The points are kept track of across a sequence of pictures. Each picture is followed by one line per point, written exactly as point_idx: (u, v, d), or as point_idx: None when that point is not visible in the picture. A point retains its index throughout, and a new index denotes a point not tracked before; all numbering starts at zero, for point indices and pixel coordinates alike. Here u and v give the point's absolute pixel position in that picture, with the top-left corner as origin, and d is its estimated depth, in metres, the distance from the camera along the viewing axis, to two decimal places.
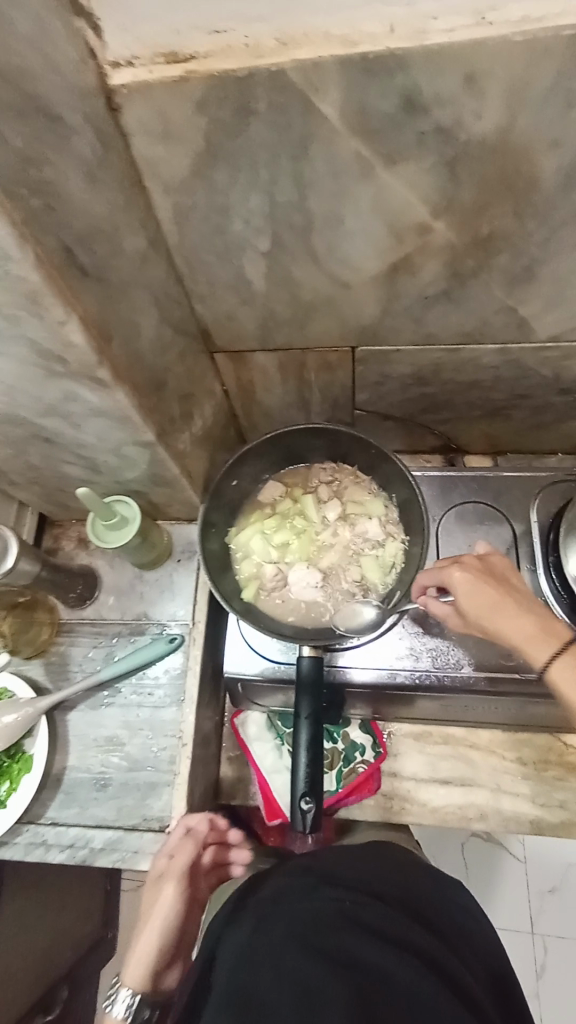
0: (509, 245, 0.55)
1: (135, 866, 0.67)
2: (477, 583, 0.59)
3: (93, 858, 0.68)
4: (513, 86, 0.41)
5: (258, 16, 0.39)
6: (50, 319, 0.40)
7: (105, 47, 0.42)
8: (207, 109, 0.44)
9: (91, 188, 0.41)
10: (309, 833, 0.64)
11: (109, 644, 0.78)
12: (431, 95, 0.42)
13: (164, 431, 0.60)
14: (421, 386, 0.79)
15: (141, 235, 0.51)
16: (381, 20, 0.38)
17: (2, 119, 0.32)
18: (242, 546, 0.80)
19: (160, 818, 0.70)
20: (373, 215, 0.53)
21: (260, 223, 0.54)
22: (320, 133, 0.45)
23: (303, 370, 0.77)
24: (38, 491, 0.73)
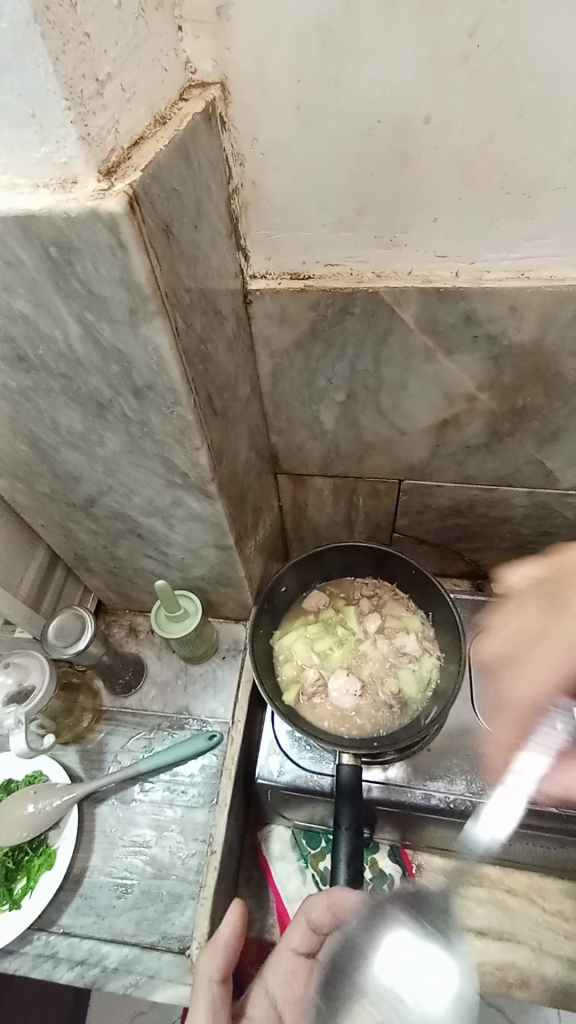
0: (538, 416, 0.69)
1: (148, 995, 0.65)
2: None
3: (105, 981, 0.65)
4: (541, 317, 0.58)
5: (364, 258, 0.57)
6: (188, 446, 0.50)
7: (249, 266, 0.59)
8: (317, 308, 0.60)
9: (228, 355, 0.56)
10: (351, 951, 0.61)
11: (147, 736, 0.79)
12: (483, 314, 0.58)
13: (240, 537, 0.68)
14: (455, 516, 0.90)
15: (248, 384, 0.65)
16: (450, 267, 0.56)
17: (194, 315, 0.46)
18: (285, 650, 0.84)
19: (181, 938, 0.67)
20: (431, 386, 0.67)
21: (340, 383, 0.69)
22: (400, 329, 0.61)
23: (353, 495, 0.89)
24: (107, 579, 0.80)
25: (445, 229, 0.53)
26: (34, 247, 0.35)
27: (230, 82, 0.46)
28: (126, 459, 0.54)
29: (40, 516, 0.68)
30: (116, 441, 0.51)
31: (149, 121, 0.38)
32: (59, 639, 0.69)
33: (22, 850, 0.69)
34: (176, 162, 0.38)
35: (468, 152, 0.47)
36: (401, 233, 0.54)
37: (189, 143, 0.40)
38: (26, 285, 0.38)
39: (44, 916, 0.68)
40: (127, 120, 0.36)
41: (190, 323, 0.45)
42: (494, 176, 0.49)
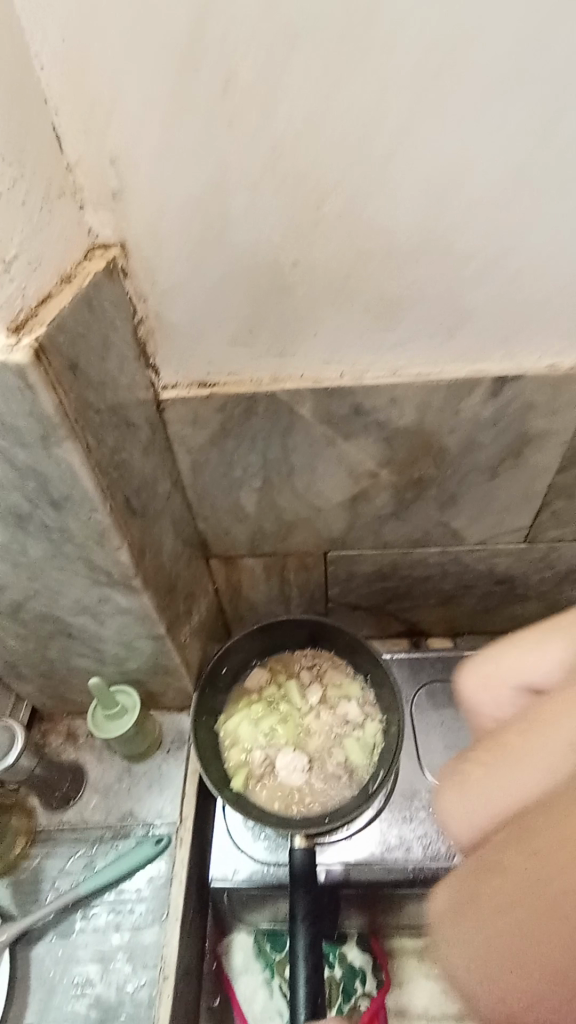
0: (434, 483, 0.78)
1: None
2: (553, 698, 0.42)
3: None
4: (417, 403, 0.67)
5: (261, 366, 0.65)
6: (109, 548, 0.54)
7: (160, 378, 0.66)
8: (225, 409, 0.68)
9: (144, 457, 0.61)
10: None
11: (89, 853, 0.75)
12: (369, 404, 0.67)
13: (172, 626, 0.70)
14: (381, 579, 0.96)
15: (168, 479, 0.70)
16: (335, 370, 0.65)
17: (105, 431, 0.51)
18: (230, 734, 0.84)
19: None
20: (337, 466, 0.75)
21: (255, 470, 0.75)
22: (300, 423, 0.69)
23: (284, 569, 0.93)
24: (40, 684, 0.78)
25: (325, 341, 0.63)
26: None
27: (128, 240, 0.54)
28: (50, 565, 0.56)
29: None
30: (38, 550, 0.54)
31: (54, 280, 0.45)
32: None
33: None
34: (80, 312, 0.45)
35: (333, 283, 0.57)
36: (289, 346, 0.63)
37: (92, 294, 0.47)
38: None
39: None
40: (32, 284, 0.42)
41: (101, 437, 0.50)
42: (357, 300, 0.59)
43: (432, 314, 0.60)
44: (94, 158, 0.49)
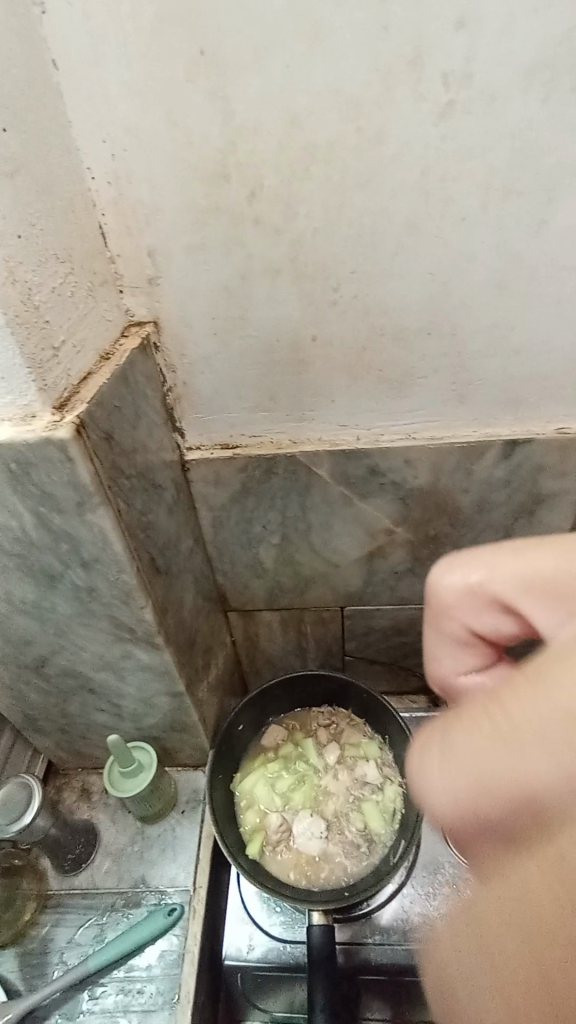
0: (450, 541, 0.79)
1: None
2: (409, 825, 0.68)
3: None
4: (430, 466, 0.70)
5: (281, 430, 0.69)
6: (135, 607, 0.55)
7: (185, 441, 0.70)
8: (246, 470, 0.71)
9: (169, 517, 0.63)
10: None
11: (99, 922, 0.72)
12: (384, 466, 0.70)
13: (191, 682, 0.70)
14: (399, 634, 0.96)
15: (190, 536, 0.73)
16: (351, 433, 0.69)
17: (135, 495, 0.54)
18: (246, 795, 0.82)
19: None
20: (353, 524, 0.77)
21: (274, 527, 0.78)
22: (318, 482, 0.72)
23: (301, 623, 0.94)
24: (58, 739, 0.78)
25: (342, 406, 0.67)
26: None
27: (161, 320, 0.59)
28: (77, 622, 0.57)
29: None
30: (66, 608, 0.56)
31: (95, 360, 0.49)
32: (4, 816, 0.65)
33: None
34: (116, 387, 0.49)
35: (348, 356, 0.62)
36: (308, 411, 0.67)
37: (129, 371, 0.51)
38: None
39: None
40: (76, 365, 0.46)
41: (131, 502, 0.53)
42: (372, 370, 0.63)
43: (443, 382, 0.64)
44: (133, 252, 0.55)
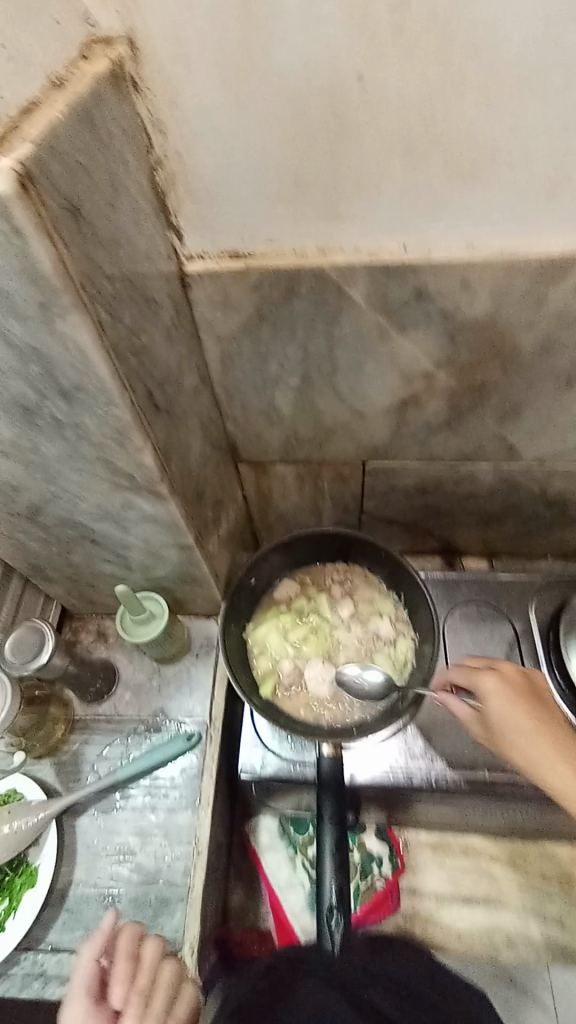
0: (498, 391, 0.68)
1: None
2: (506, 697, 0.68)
3: None
4: (493, 290, 0.55)
5: (307, 233, 0.53)
6: (131, 449, 0.47)
7: (184, 246, 0.55)
8: (260, 288, 0.57)
9: (168, 344, 0.52)
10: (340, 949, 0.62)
11: (124, 743, 0.78)
12: (435, 287, 0.55)
13: (201, 535, 0.66)
14: (422, 494, 0.89)
15: (195, 373, 0.62)
16: (397, 241, 0.53)
17: (120, 306, 0.42)
18: (259, 642, 0.83)
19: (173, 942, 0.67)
20: (386, 365, 0.65)
21: (292, 366, 0.66)
22: (349, 308, 0.58)
23: (318, 479, 0.87)
24: (68, 586, 0.77)
25: (389, 200, 0.49)
26: None
27: (139, 38, 0.40)
28: (66, 463, 0.50)
29: None
30: (51, 447, 0.48)
31: (43, 85, 0.34)
32: (17, 655, 0.66)
33: (2, 871, 0.67)
34: (77, 130, 0.34)
35: (404, 121, 0.43)
36: (343, 206, 0.50)
37: (94, 112, 0.36)
38: None
39: (29, 936, 0.66)
40: (13, 85, 0.32)
41: (116, 314, 0.42)
42: (439, 147, 0.45)
43: (535, 163, 0.46)
44: None
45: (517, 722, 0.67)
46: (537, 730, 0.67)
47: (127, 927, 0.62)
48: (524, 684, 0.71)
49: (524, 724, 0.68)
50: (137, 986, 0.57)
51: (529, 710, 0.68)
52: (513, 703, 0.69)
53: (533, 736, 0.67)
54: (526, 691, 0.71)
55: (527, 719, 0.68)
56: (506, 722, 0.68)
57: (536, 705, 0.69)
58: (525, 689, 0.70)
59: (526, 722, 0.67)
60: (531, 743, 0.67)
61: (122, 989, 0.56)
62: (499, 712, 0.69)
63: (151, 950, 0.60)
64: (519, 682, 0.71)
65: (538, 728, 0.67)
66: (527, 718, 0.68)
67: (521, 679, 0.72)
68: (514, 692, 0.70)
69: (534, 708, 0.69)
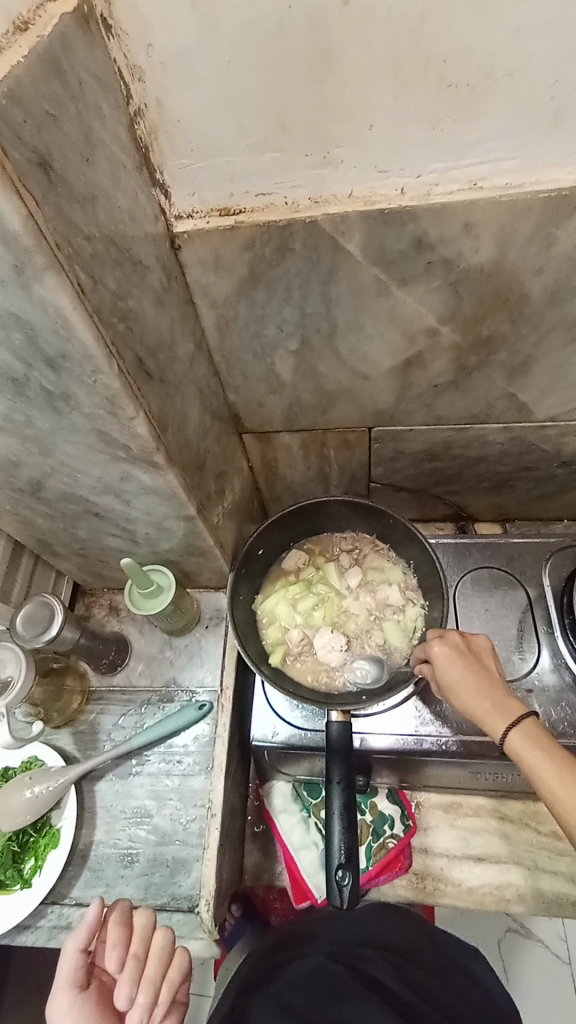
0: (506, 346, 0.65)
1: None
2: (448, 654, 0.65)
3: None
4: (497, 234, 0.52)
5: (298, 182, 0.50)
6: (123, 418, 0.46)
7: (172, 205, 0.53)
8: (252, 247, 0.54)
9: (158, 308, 0.50)
10: (348, 904, 0.63)
11: (138, 712, 0.80)
12: (436, 235, 0.53)
13: (203, 506, 0.65)
14: (431, 460, 0.88)
15: (190, 340, 0.60)
16: (394, 184, 0.50)
17: (103, 268, 0.41)
18: (268, 613, 0.84)
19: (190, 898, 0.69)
20: (387, 323, 0.63)
21: (290, 329, 0.64)
22: (346, 262, 0.55)
23: (323, 447, 0.86)
24: (78, 561, 0.78)
25: (383, 140, 0.46)
26: None
27: None
28: (61, 437, 0.49)
29: None
30: (44, 419, 0.47)
31: (6, 30, 0.31)
32: (29, 628, 0.67)
33: (26, 833, 0.70)
34: (44, 76, 0.32)
35: (393, 45, 0.40)
36: (334, 149, 0.47)
37: (63, 58, 0.33)
38: None
39: (55, 892, 0.70)
40: None
41: (98, 277, 0.40)
42: (435, 76, 0.42)
43: (540, 88, 0.42)
44: None
45: (456, 689, 0.64)
46: (478, 697, 0.63)
47: (114, 908, 0.59)
48: (458, 645, 0.66)
49: (454, 691, 0.64)
50: (130, 952, 0.58)
51: (466, 674, 0.63)
52: (456, 666, 0.64)
53: (478, 701, 0.63)
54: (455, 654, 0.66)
55: (468, 683, 0.63)
56: (454, 691, 0.64)
57: (465, 666, 0.64)
58: (471, 652, 0.66)
59: (462, 687, 0.63)
60: (476, 709, 0.62)
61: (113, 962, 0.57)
62: (440, 678, 0.65)
63: (143, 926, 0.58)
64: (460, 645, 0.66)
65: (476, 693, 0.63)
66: (470, 683, 0.63)
67: (457, 639, 0.67)
68: (448, 656, 0.66)
69: (473, 671, 0.64)
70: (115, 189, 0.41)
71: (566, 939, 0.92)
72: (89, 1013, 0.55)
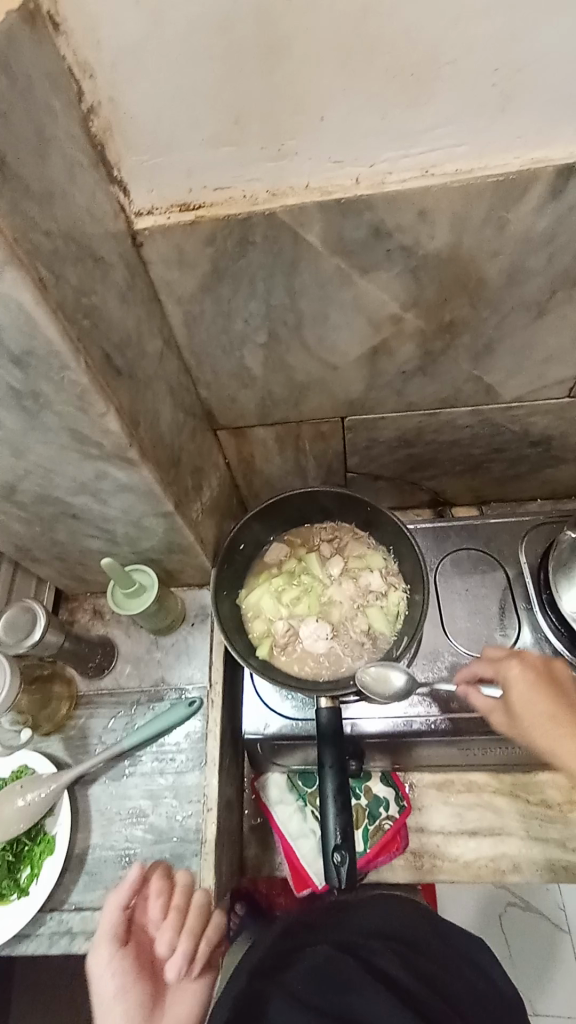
0: (468, 329, 0.66)
1: None
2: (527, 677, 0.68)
3: None
4: (452, 220, 0.54)
5: (254, 175, 0.51)
6: (93, 414, 0.47)
7: (132, 203, 0.53)
8: (214, 241, 0.55)
9: (123, 306, 0.51)
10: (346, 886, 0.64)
11: (128, 713, 0.80)
12: (393, 222, 0.54)
13: (181, 502, 0.66)
14: (404, 446, 0.89)
15: (158, 337, 0.61)
16: (348, 174, 0.51)
17: (64, 264, 0.41)
18: (252, 607, 0.84)
19: None
20: (353, 312, 0.64)
21: (258, 322, 0.65)
22: (307, 253, 0.56)
23: (299, 439, 0.87)
24: (58, 566, 0.77)
25: (335, 130, 0.48)
26: None
27: None
28: (33, 437, 0.49)
29: None
30: (14, 421, 0.47)
31: None
32: (11, 635, 0.67)
33: (20, 842, 0.70)
34: None
35: (338, 36, 0.41)
36: (288, 141, 0.48)
37: (9, 59, 0.33)
38: None
39: (53, 898, 0.69)
40: None
41: (58, 274, 0.40)
42: (383, 67, 0.43)
43: (483, 74, 0.44)
44: None
45: (531, 716, 0.67)
46: (553, 724, 0.66)
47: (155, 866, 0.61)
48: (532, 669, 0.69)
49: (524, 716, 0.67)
50: (172, 903, 0.59)
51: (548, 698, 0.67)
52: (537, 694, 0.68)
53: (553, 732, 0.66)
54: (524, 672, 0.69)
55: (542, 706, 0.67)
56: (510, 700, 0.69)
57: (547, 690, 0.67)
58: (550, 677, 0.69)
59: (539, 714, 0.67)
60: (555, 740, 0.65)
61: (157, 911, 0.58)
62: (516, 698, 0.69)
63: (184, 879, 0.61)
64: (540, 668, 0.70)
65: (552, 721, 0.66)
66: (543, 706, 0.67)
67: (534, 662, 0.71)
68: (520, 675, 0.69)
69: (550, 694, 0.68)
70: (72, 187, 0.41)
71: (564, 908, 0.94)
72: (127, 967, 0.54)
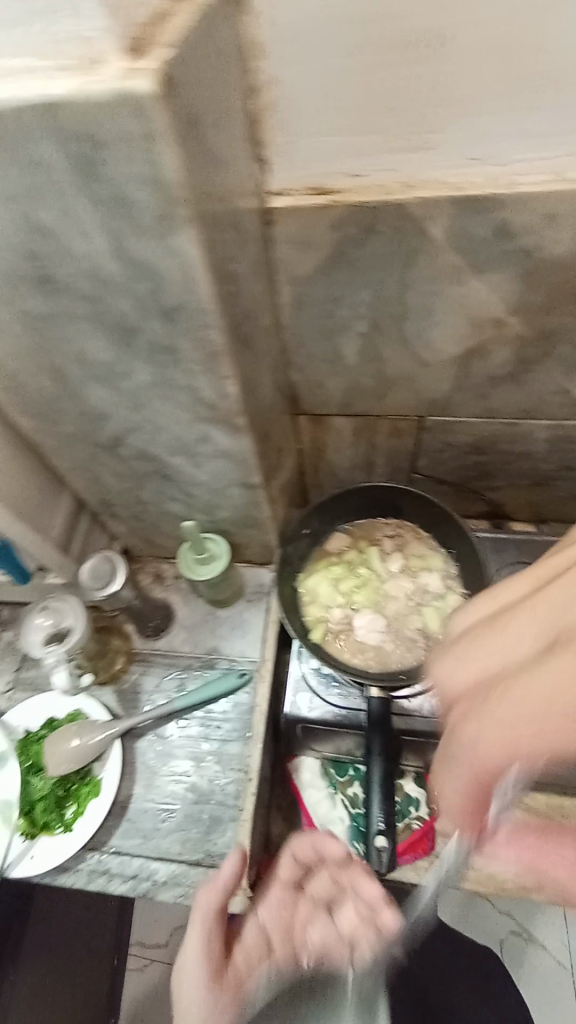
0: (569, 340, 0.67)
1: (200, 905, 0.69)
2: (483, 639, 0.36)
3: (157, 892, 0.69)
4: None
5: (390, 165, 0.53)
6: (218, 375, 0.49)
7: (269, 181, 0.56)
8: (340, 227, 0.57)
9: (252, 278, 0.53)
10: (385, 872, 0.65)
11: (180, 675, 0.82)
12: (517, 225, 0.55)
13: (266, 476, 0.68)
14: (476, 453, 0.90)
15: (268, 315, 0.63)
16: (483, 173, 0.53)
17: (221, 229, 0.43)
18: (309, 590, 0.85)
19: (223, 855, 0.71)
20: (456, 311, 0.65)
21: (362, 311, 0.67)
22: (426, 247, 0.58)
23: (373, 434, 0.88)
24: (133, 525, 0.81)
25: (484, 124, 0.49)
26: (63, 148, 0.33)
27: None
28: (155, 392, 0.52)
29: (64, 460, 0.67)
30: (144, 373, 0.50)
31: None
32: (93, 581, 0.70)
33: (70, 780, 0.73)
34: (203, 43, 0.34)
35: (505, 34, 0.43)
36: (432, 134, 0.50)
37: (213, 32, 0.36)
38: (53, 193, 0.36)
39: (95, 839, 0.72)
40: None
41: (216, 239, 0.43)
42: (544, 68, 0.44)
43: None
44: None
45: (540, 696, 0.30)
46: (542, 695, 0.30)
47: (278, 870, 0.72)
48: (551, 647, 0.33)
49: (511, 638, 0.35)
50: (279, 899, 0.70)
51: (526, 683, 0.32)
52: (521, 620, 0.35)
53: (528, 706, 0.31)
54: (506, 627, 0.36)
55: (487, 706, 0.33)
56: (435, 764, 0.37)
57: (548, 677, 0.31)
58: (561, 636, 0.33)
59: (543, 681, 0.31)
60: (484, 725, 0.32)
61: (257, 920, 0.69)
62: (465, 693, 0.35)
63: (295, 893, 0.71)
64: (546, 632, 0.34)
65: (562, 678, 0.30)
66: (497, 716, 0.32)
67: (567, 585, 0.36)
68: (504, 637, 0.35)
69: (545, 698, 0.30)
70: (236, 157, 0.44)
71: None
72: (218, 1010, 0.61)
